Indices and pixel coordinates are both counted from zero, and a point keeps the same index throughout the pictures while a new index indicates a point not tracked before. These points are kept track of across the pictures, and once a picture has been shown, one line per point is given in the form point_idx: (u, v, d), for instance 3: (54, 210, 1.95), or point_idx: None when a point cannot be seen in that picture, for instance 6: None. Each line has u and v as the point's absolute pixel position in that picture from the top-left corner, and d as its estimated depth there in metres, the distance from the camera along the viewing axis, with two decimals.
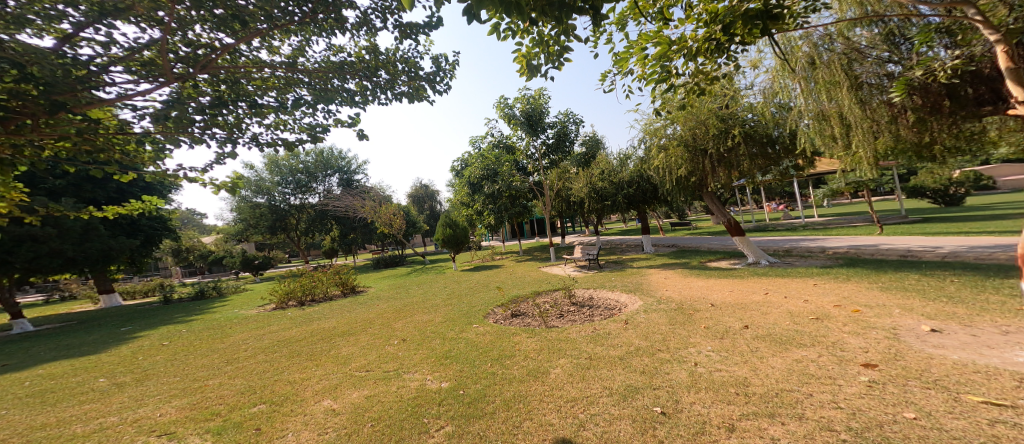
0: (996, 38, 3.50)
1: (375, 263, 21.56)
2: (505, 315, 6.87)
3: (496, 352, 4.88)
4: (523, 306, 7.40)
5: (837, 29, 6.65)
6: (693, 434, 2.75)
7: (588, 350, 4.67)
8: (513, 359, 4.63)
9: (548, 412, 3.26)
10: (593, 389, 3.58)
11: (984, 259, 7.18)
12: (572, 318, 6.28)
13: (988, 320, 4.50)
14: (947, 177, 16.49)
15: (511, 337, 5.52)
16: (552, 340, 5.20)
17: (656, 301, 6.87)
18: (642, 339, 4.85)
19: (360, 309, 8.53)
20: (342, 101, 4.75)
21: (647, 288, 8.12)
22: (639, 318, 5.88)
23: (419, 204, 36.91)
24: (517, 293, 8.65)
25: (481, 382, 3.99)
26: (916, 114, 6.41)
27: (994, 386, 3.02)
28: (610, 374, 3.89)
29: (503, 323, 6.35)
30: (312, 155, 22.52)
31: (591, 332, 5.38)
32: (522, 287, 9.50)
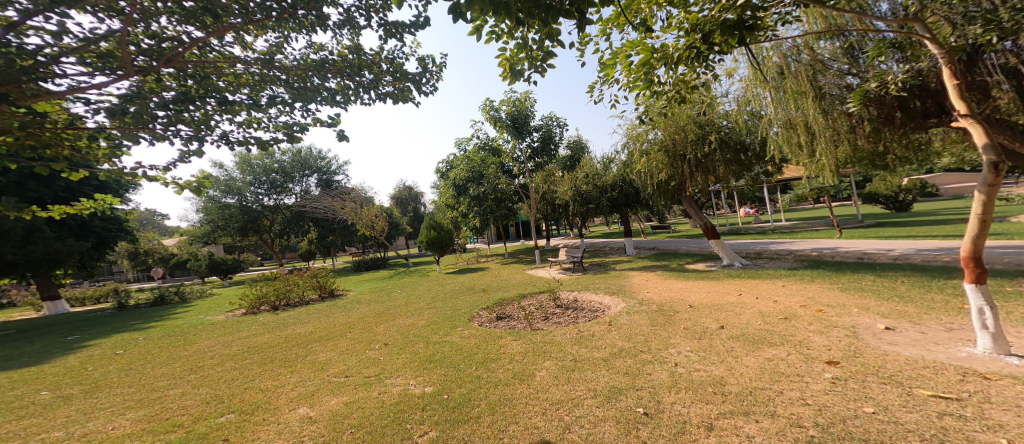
0: (944, 54, 3.75)
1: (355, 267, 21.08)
2: (489, 318, 6.84)
3: (481, 355, 4.86)
4: (509, 309, 7.37)
5: (804, 41, 6.96)
6: (674, 434, 2.80)
7: (573, 352, 4.71)
8: (499, 361, 4.61)
9: (533, 415, 3.26)
10: (578, 391, 3.61)
11: (930, 260, 7.71)
12: (556, 320, 6.33)
13: (934, 318, 4.82)
14: (898, 184, 17.61)
15: (496, 340, 5.50)
16: (537, 342, 5.22)
17: (638, 303, 7.00)
18: (626, 341, 4.94)
19: (338, 313, 8.34)
20: (321, 101, 4.67)
21: (629, 290, 8.27)
22: (622, 319, 5.98)
23: (402, 206, 36.30)
24: (501, 296, 8.63)
25: (466, 386, 3.95)
26: (872, 124, 6.83)
27: (941, 380, 3.23)
28: (594, 376, 3.93)
29: (487, 326, 6.31)
30: (288, 155, 21.84)
31: (576, 334, 5.42)
32: (508, 290, 9.49)
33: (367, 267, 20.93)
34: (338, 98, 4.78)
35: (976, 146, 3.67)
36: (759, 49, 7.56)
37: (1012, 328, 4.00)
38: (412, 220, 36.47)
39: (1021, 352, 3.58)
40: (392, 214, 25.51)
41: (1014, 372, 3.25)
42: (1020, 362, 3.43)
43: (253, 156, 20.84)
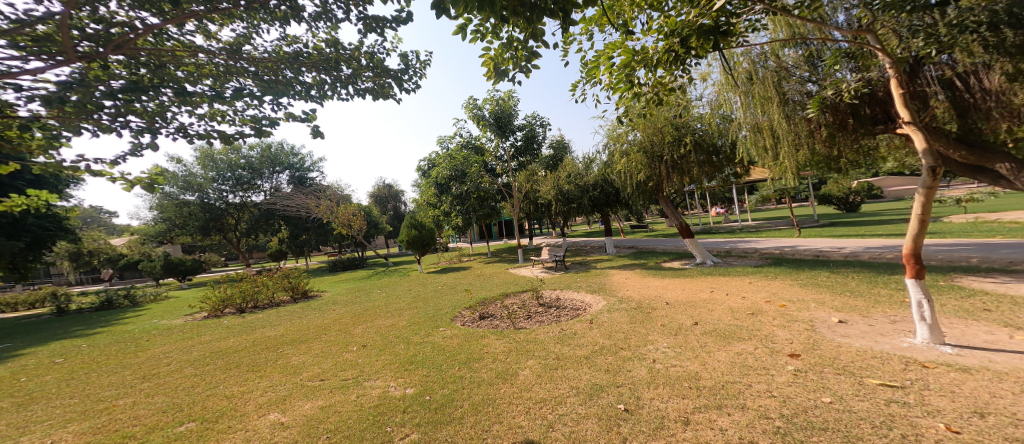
0: (891, 65, 4.05)
1: (330, 267, 20.42)
2: (472, 317, 6.78)
3: (463, 355, 4.80)
4: (492, 308, 7.33)
5: (770, 48, 7.28)
6: (654, 429, 2.87)
7: (556, 350, 4.74)
8: (482, 361, 4.58)
9: (517, 414, 3.26)
10: (561, 389, 3.64)
11: (877, 257, 8.26)
12: (539, 319, 6.35)
13: (881, 311, 5.17)
14: (849, 187, 18.78)
15: (479, 339, 5.46)
16: (520, 341, 5.22)
17: (618, 300, 7.13)
18: (606, 338, 5.01)
19: (312, 315, 8.06)
20: (293, 94, 4.50)
21: (610, 288, 8.42)
22: (603, 317, 6.08)
23: (381, 204, 35.44)
24: (484, 295, 8.59)
25: (449, 387, 3.91)
26: (827, 130, 7.22)
27: (888, 369, 3.47)
28: (576, 374, 3.96)
29: (470, 326, 6.26)
30: (256, 150, 20.87)
31: (559, 332, 5.46)
32: (490, 289, 9.45)
33: (344, 267, 20.27)
34: (313, 93, 4.62)
35: (917, 150, 3.94)
36: (729, 54, 7.76)
37: (946, 319, 4.33)
38: (392, 218, 35.67)
39: (954, 342, 3.88)
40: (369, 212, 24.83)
41: (947, 360, 3.52)
42: (952, 350, 3.70)
43: (216, 151, 19.76)
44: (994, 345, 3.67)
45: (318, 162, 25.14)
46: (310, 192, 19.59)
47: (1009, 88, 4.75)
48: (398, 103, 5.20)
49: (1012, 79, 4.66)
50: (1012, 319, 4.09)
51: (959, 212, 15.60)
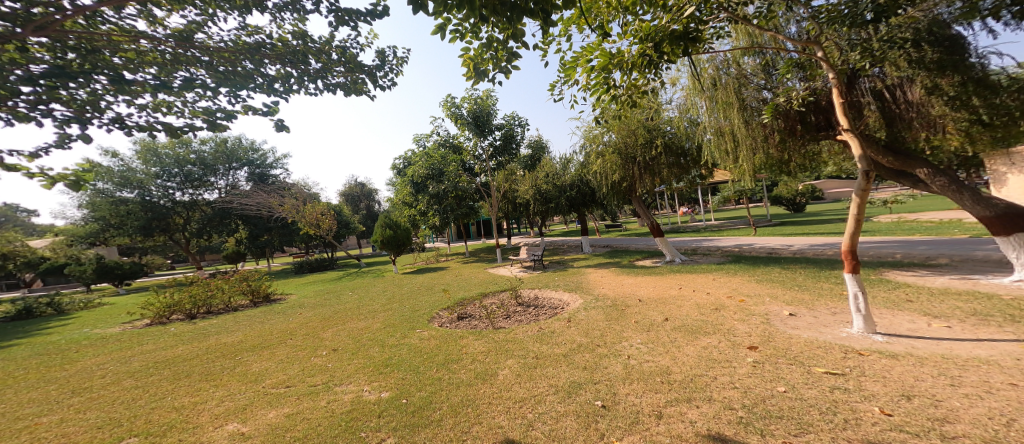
0: (832, 76, 4.37)
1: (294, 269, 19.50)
2: (451, 318, 6.68)
3: (442, 357, 4.73)
4: (470, 308, 7.23)
5: (732, 56, 7.61)
6: (629, 424, 2.93)
7: (535, 349, 4.75)
8: (461, 362, 4.52)
9: (497, 415, 3.25)
10: (540, 388, 3.65)
11: (821, 254, 8.89)
12: (519, 318, 6.35)
13: (824, 304, 5.58)
14: (795, 189, 20.18)
15: (458, 340, 5.39)
16: (500, 341, 5.19)
17: (594, 299, 7.25)
18: (584, 336, 5.08)
19: (275, 319, 7.66)
20: (253, 88, 4.25)
21: (586, 286, 8.56)
22: (580, 315, 6.16)
23: (353, 203, 34.20)
24: (463, 295, 8.49)
25: (426, 389, 3.83)
26: (779, 135, 7.65)
27: (830, 358, 3.73)
28: (555, 372, 3.99)
29: (449, 326, 6.17)
30: (209, 145, 19.52)
31: (538, 331, 5.48)
32: (468, 289, 9.35)
33: (311, 269, 19.45)
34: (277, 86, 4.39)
35: (852, 154, 4.24)
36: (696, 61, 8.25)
37: (876, 310, 4.72)
38: (365, 218, 34.48)
39: (884, 330, 4.22)
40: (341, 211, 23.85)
41: (877, 347, 3.83)
42: (883, 338, 4.03)
43: (160, 145, 18.09)
44: (916, 332, 4.03)
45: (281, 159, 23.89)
46: (272, 190, 18.59)
47: (927, 101, 5.28)
48: (372, 100, 5.05)
49: (929, 92, 5.17)
50: (931, 308, 4.52)
51: (886, 212, 17.12)
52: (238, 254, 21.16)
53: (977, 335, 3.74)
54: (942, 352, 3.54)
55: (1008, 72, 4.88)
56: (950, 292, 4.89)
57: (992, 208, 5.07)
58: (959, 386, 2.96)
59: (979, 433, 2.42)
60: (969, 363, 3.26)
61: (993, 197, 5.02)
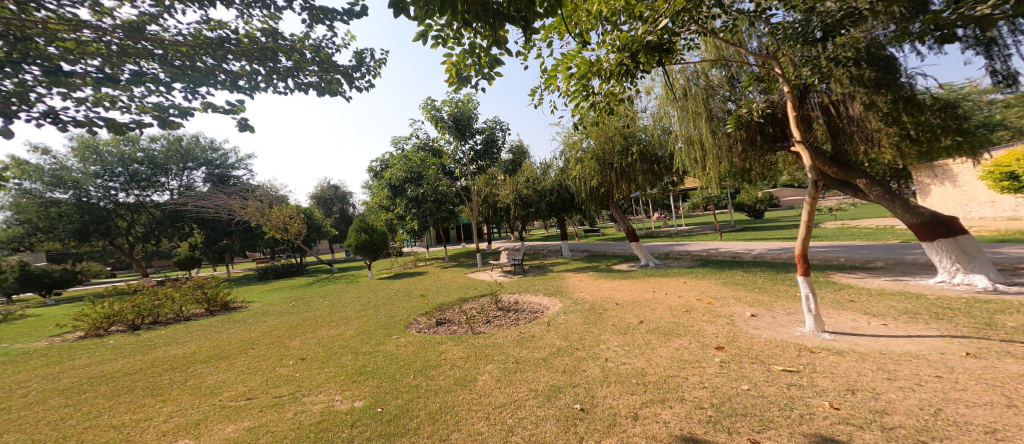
0: (788, 91, 4.65)
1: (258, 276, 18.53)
2: (429, 324, 6.54)
3: (419, 363, 4.61)
4: (449, 314, 7.12)
5: (701, 68, 7.92)
6: (607, 426, 2.94)
7: (515, 353, 4.71)
8: (439, 368, 4.42)
9: (476, 421, 3.19)
10: (520, 392, 3.62)
11: (778, 257, 9.39)
12: (498, 323, 6.29)
13: (782, 305, 5.87)
14: (755, 196, 21.33)
15: (436, 346, 5.27)
16: (479, 346, 5.12)
17: (573, 302, 7.30)
18: (563, 340, 5.08)
19: (236, 328, 7.23)
20: (214, 83, 4.02)
21: (565, 290, 8.61)
22: (560, 319, 6.18)
23: (326, 206, 33.01)
24: (442, 300, 8.34)
25: (403, 397, 3.72)
26: (742, 145, 8.01)
27: (787, 356, 3.92)
28: (535, 376, 3.97)
29: (426, 332, 6.03)
30: (161, 143, 18.32)
31: (517, 335, 5.45)
32: (447, 294, 9.20)
33: (277, 275, 18.58)
34: (242, 82, 4.17)
35: (804, 164, 4.48)
36: (669, 71, 8.34)
37: (825, 310, 5.01)
38: (338, 221, 33.29)
39: (831, 329, 4.47)
40: (313, 214, 22.88)
41: (825, 345, 4.06)
42: (830, 337, 4.27)
43: (102, 142, 16.56)
44: (858, 330, 4.31)
45: (245, 159, 22.71)
46: (234, 191, 17.66)
47: (866, 116, 5.72)
48: (347, 100, 4.91)
49: (868, 108, 5.60)
50: (871, 307, 4.84)
51: (831, 218, 18.41)
52: (192, 260, 19.90)
53: (909, 331, 4.03)
54: (880, 348, 3.79)
55: (932, 92, 5.45)
56: (887, 292, 5.27)
57: (918, 215, 5.47)
58: (895, 379, 3.17)
59: (913, 422, 2.59)
60: (904, 357, 3.51)
61: (918, 205, 5.42)
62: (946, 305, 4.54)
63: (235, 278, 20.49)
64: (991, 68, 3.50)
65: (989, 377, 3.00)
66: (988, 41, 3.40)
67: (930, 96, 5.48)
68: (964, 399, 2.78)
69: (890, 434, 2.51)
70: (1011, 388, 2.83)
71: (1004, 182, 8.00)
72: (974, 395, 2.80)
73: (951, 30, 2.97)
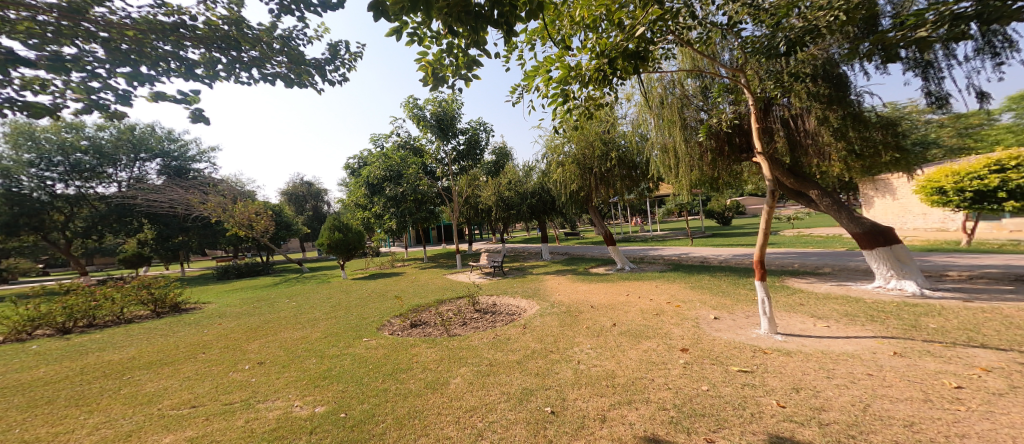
0: (752, 102, 4.85)
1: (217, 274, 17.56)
2: (402, 326, 6.40)
3: (390, 366, 4.49)
4: (424, 316, 6.98)
5: (677, 77, 8.12)
6: (575, 429, 2.95)
7: (489, 356, 4.67)
8: (410, 371, 4.32)
9: (445, 425, 3.14)
10: (491, 396, 3.59)
11: (741, 263, 9.80)
12: (474, 325, 6.23)
13: (742, 308, 6.13)
14: (724, 204, 22.27)
15: (408, 348, 5.16)
16: (453, 348, 5.04)
17: (550, 305, 7.34)
18: (537, 342, 5.10)
19: (186, 331, 6.81)
20: (164, 70, 3.78)
21: (543, 293, 8.64)
22: (536, 322, 6.19)
23: (297, 203, 31.74)
24: (418, 302, 8.18)
25: (369, 401, 3.61)
26: (711, 155, 8.28)
27: (743, 356, 4.09)
28: (507, 379, 3.95)
29: (399, 335, 5.89)
30: (109, 132, 17.09)
31: (492, 338, 5.42)
32: (424, 296, 9.02)
33: (239, 274, 17.66)
34: (198, 71, 3.95)
35: (764, 174, 4.66)
36: (648, 79, 8.51)
37: (778, 312, 5.27)
38: (310, 219, 32.05)
39: (783, 330, 4.70)
40: (283, 211, 21.95)
41: (777, 346, 4.25)
42: (781, 338, 4.48)
43: (40, 128, 15.30)
44: (806, 332, 4.55)
45: (207, 152, 21.51)
46: (193, 184, 16.70)
47: (818, 130, 6.05)
48: (319, 95, 4.76)
49: (821, 123, 5.92)
50: (817, 310, 5.13)
51: (789, 226, 19.45)
52: (141, 257, 18.63)
53: (848, 332, 4.31)
54: (822, 348, 4.02)
55: (876, 110, 5.87)
56: (832, 296, 5.61)
57: (861, 224, 5.81)
58: (833, 377, 3.37)
59: (846, 418, 2.76)
60: (843, 357, 3.74)
61: (861, 215, 5.76)
62: (882, 308, 4.88)
63: (192, 277, 19.32)
64: (927, 89, 3.78)
65: (911, 374, 3.24)
66: (926, 64, 3.66)
67: (874, 114, 5.91)
68: (890, 394, 2.98)
69: (826, 430, 2.65)
70: (930, 384, 3.06)
71: (935, 197, 8.59)
72: (898, 391, 3.02)
73: (895, 50, 3.16)
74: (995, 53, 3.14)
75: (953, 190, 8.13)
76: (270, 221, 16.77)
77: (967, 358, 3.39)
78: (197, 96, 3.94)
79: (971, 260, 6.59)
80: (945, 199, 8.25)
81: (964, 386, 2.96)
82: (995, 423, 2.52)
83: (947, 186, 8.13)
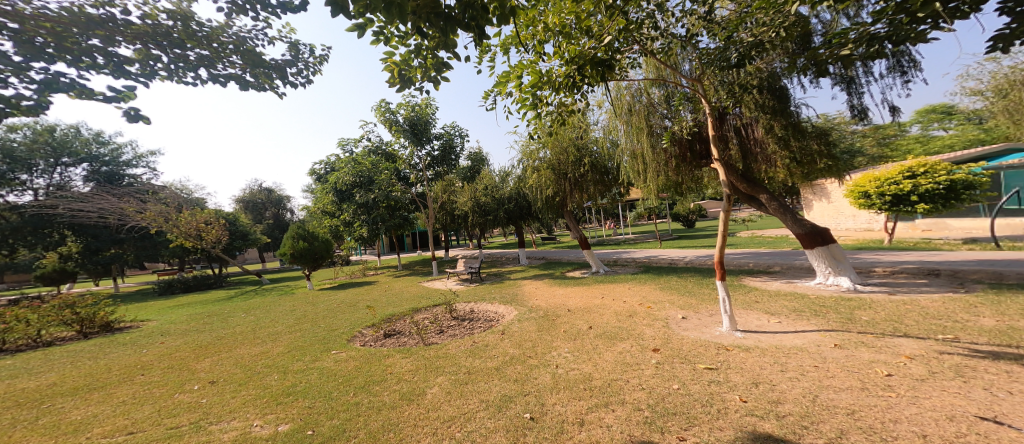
0: (709, 110, 5.10)
1: (159, 290, 16.23)
2: (375, 336, 6.25)
3: (361, 379, 4.38)
4: (399, 325, 6.85)
5: (644, 85, 8.42)
6: (555, 434, 2.98)
7: (466, 364, 4.64)
8: (384, 383, 4.23)
9: (422, 437, 3.09)
10: (470, 404, 3.56)
11: (705, 264, 10.25)
12: (451, 333, 6.17)
13: (707, 307, 6.41)
14: (689, 207, 23.26)
15: (381, 359, 5.05)
16: (430, 357, 4.98)
17: (528, 310, 7.38)
18: (516, 348, 5.11)
19: (119, 352, 6.34)
20: (87, 66, 3.42)
21: (521, 298, 8.68)
22: (514, 327, 6.21)
23: (256, 211, 30.34)
24: (392, 311, 8.00)
25: (339, 417, 3.50)
26: (675, 161, 8.61)
27: (708, 354, 4.28)
28: (486, 386, 3.95)
29: (371, 346, 5.76)
30: (23, 134, 15.40)
31: (470, 345, 5.39)
32: (398, 304, 8.85)
33: (186, 289, 16.53)
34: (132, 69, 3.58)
35: (721, 179, 4.88)
36: (617, 87, 8.79)
37: (738, 310, 5.55)
38: (270, 227, 30.69)
39: (742, 327, 4.95)
40: (239, 219, 20.89)
41: (737, 343, 4.47)
42: (741, 335, 4.71)
43: None
44: (761, 327, 4.82)
45: (144, 156, 19.85)
46: (122, 192, 15.41)
47: (765, 139, 6.47)
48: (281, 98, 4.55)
49: (768, 132, 6.33)
50: (771, 307, 5.45)
51: (745, 227, 20.60)
52: (64, 273, 16.79)
53: (797, 327, 4.59)
54: (776, 343, 4.27)
55: (812, 121, 6.37)
56: (782, 292, 5.99)
57: (802, 226, 6.23)
58: (786, 371, 3.59)
59: (799, 409, 2.94)
60: (795, 350, 3.98)
61: (801, 217, 6.17)
62: (823, 303, 5.24)
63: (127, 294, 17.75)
64: (850, 103, 4.15)
65: (850, 364, 3.50)
66: (850, 79, 4.02)
67: (810, 124, 6.42)
68: (833, 385, 3.22)
69: (783, 422, 2.81)
70: (867, 373, 3.32)
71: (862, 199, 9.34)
72: (840, 381, 3.26)
73: (824, 65, 3.45)
74: (904, 70, 3.62)
75: (876, 194, 8.88)
76: (221, 230, 16.03)
77: (894, 347, 3.71)
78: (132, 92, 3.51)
79: (892, 257, 7.26)
80: (870, 202, 9.01)
81: (894, 374, 3.23)
82: (921, 407, 2.77)
83: (871, 191, 8.89)
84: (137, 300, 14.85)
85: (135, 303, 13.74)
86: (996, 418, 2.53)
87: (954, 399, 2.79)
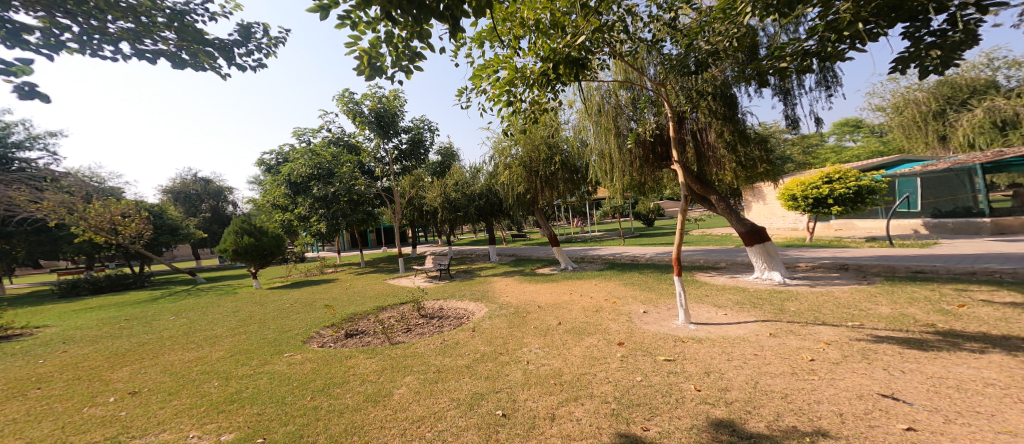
0: (669, 111, 5.36)
1: (61, 291, 14.56)
2: (336, 337, 6.11)
3: (320, 382, 4.31)
4: (362, 325, 6.75)
5: (614, 86, 8.68)
6: (527, 430, 3.07)
7: (436, 362, 4.67)
8: (345, 385, 4.19)
9: (390, 439, 3.11)
10: (440, 403, 3.61)
11: (665, 260, 10.77)
12: (420, 331, 6.16)
13: (665, 301, 6.76)
14: (649, 207, 24.23)
15: (345, 360, 4.97)
16: (397, 357, 4.96)
17: (499, 307, 7.48)
18: (487, 345, 5.19)
19: (6, 364, 5.78)
20: None
21: (492, 295, 8.76)
22: (485, 324, 6.29)
23: (189, 204, 28.22)
24: (354, 311, 7.81)
25: (295, 422, 3.45)
26: (638, 161, 8.97)
27: (666, 346, 4.55)
28: (456, 385, 4.00)
29: (332, 346, 5.64)
30: None
31: (440, 343, 5.40)
32: (360, 303, 8.66)
33: (95, 290, 15.16)
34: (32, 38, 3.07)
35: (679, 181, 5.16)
36: (588, 87, 9.01)
37: (692, 304, 5.90)
38: (207, 221, 28.78)
39: (695, 320, 5.28)
40: (164, 211, 19.49)
41: (691, 335, 4.77)
42: (694, 327, 5.03)
43: None
44: (711, 320, 5.17)
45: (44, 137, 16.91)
46: (17, 175, 9.82)
47: (716, 144, 6.90)
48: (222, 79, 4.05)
49: (720, 136, 6.75)
50: (718, 301, 5.84)
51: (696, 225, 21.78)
52: None
53: (741, 319, 4.97)
54: (722, 334, 4.61)
55: (755, 128, 6.87)
56: (727, 287, 6.43)
57: (744, 225, 6.70)
58: (732, 360, 3.90)
59: (743, 395, 3.22)
60: (739, 341, 4.32)
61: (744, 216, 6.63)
62: (761, 296, 5.68)
63: (20, 297, 15.56)
64: (784, 113, 4.52)
65: (783, 352, 3.86)
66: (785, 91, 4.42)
67: (753, 132, 6.91)
68: (769, 371, 3.54)
69: (731, 408, 3.06)
70: (796, 359, 3.67)
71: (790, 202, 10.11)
72: (775, 367, 3.59)
73: (764, 75, 3.75)
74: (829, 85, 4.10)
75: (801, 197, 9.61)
76: (139, 224, 15.09)
77: (817, 334, 4.12)
78: (27, 66, 3.02)
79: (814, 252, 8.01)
80: (795, 204, 9.78)
81: (815, 359, 3.60)
82: (837, 388, 3.11)
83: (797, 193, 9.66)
84: (32, 303, 13.24)
85: (30, 307, 12.34)
86: (894, 395, 2.89)
87: (861, 380, 3.16)
